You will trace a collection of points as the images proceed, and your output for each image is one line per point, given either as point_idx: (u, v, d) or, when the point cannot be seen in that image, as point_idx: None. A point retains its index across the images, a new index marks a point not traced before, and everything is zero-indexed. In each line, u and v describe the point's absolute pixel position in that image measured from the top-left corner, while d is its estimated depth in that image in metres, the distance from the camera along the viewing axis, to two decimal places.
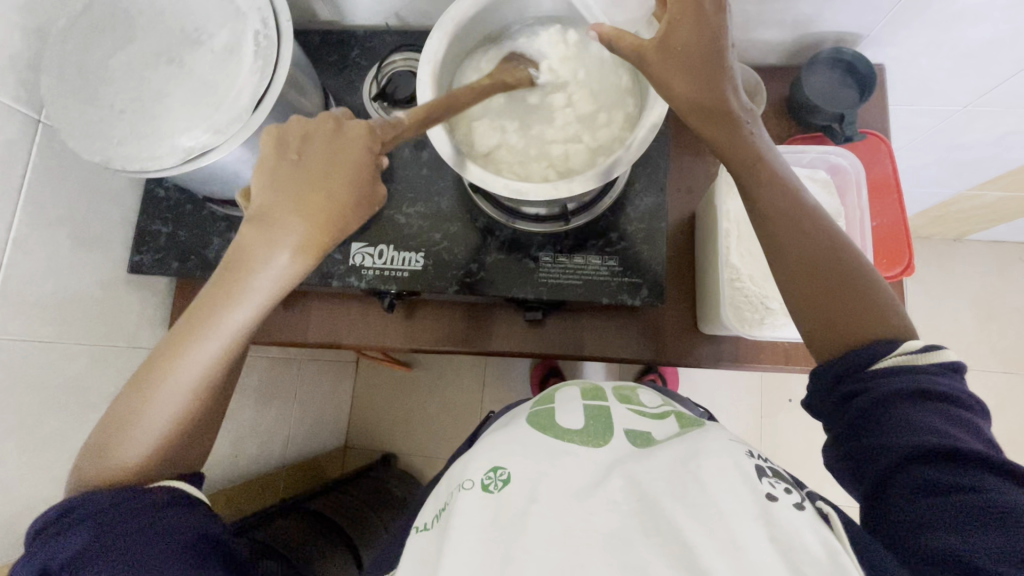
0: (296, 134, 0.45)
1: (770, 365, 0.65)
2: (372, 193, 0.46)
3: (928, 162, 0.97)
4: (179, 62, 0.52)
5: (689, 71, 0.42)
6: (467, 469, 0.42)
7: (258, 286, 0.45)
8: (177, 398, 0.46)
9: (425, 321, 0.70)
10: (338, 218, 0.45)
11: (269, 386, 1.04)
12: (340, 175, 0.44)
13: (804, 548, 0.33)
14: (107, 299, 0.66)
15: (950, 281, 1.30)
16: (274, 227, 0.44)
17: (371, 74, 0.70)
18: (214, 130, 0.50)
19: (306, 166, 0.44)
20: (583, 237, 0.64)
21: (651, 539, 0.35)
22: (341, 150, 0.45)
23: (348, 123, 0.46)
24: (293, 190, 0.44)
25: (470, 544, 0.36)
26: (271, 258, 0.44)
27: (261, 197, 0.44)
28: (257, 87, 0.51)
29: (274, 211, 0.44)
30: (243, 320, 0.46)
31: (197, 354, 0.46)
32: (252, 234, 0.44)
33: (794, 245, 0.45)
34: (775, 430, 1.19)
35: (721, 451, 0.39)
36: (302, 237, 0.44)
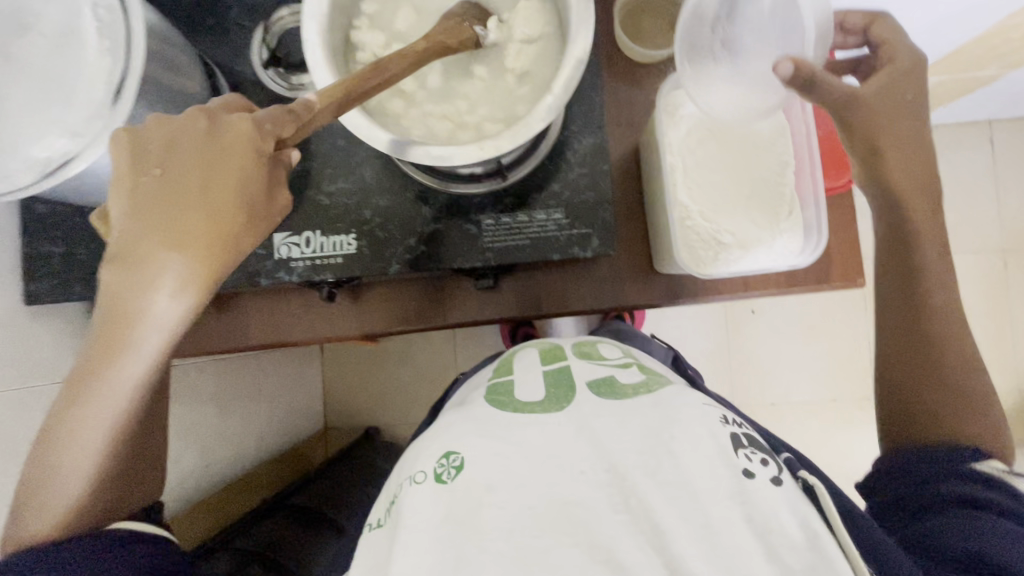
0: (158, 139, 0.39)
1: (729, 294, 0.64)
2: (268, 205, 0.41)
3: None
4: (5, 55, 0.42)
5: (894, 78, 0.50)
6: (417, 460, 0.40)
7: (145, 336, 0.40)
8: (87, 457, 0.41)
9: (372, 304, 0.66)
10: (230, 244, 0.39)
11: (230, 388, 1.00)
12: (223, 189, 0.38)
13: (782, 530, 0.33)
14: (8, 339, 0.59)
15: None
16: (145, 262, 0.37)
17: (258, 36, 0.61)
18: (71, 133, 0.43)
19: (173, 181, 0.38)
20: (525, 192, 0.59)
21: (620, 515, 0.35)
22: (219, 156, 0.38)
23: (227, 117, 0.39)
24: (163, 214, 0.37)
25: (421, 541, 0.34)
26: (150, 304, 0.38)
27: (124, 225, 0.37)
28: (111, 73, 0.43)
29: (141, 244, 0.37)
30: (136, 373, 0.41)
31: (94, 414, 0.41)
32: (118, 278, 0.37)
33: (926, 350, 0.52)
34: (742, 342, 1.23)
35: (696, 422, 0.38)
36: (182, 274, 0.38)
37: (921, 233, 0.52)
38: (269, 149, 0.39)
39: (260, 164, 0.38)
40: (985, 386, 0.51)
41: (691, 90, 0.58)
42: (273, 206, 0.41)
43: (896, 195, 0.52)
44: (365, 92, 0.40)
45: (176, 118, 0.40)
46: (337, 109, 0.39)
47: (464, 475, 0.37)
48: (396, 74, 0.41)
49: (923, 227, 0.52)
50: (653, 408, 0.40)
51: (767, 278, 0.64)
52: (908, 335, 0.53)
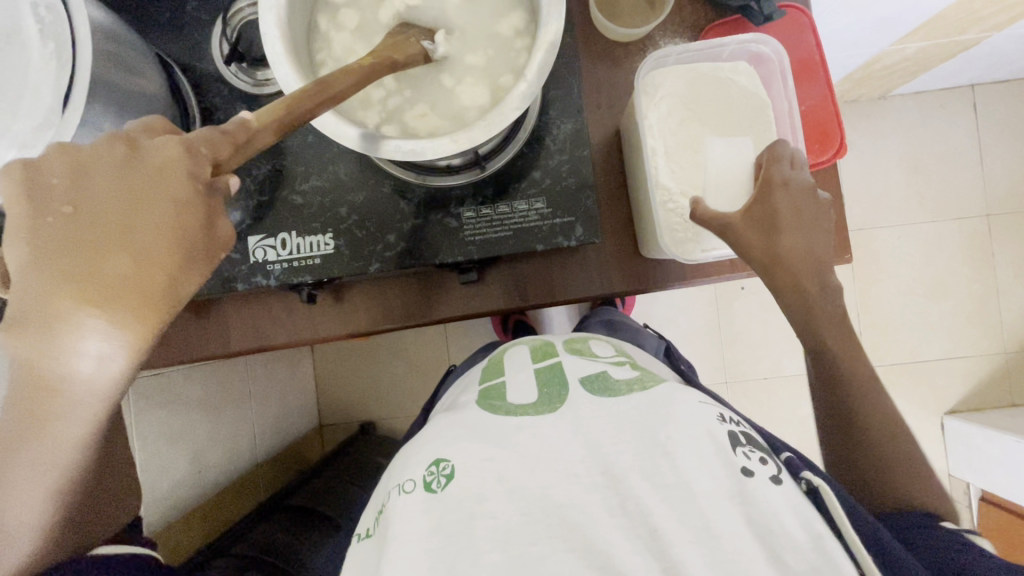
0: (64, 175, 0.33)
1: (717, 276, 0.63)
2: (209, 238, 0.34)
3: (851, 22, 0.92)
4: None
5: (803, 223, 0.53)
6: (406, 468, 0.39)
7: (70, 404, 0.34)
8: (26, 519, 0.38)
9: (355, 304, 0.64)
10: (161, 291, 0.32)
11: (218, 393, 0.98)
12: (147, 228, 0.32)
13: (785, 532, 0.33)
14: None
15: (879, 141, 1.31)
16: (55, 321, 0.31)
17: (218, 30, 0.58)
18: (19, 144, 0.40)
19: (84, 222, 0.32)
20: (504, 183, 0.58)
21: (616, 519, 0.34)
22: (140, 188, 0.32)
23: (149, 142, 0.34)
24: (76, 263, 0.31)
25: (412, 552, 0.33)
26: (71, 368, 0.32)
27: (25, 281, 0.31)
28: (58, 78, 0.41)
29: (47, 303, 0.31)
30: (71, 436, 0.35)
31: (28, 483, 0.36)
32: (26, 341, 0.31)
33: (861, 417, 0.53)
34: (732, 319, 1.23)
35: (692, 420, 0.38)
36: (106, 333, 0.32)
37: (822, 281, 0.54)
38: (206, 175, 0.34)
39: (190, 194, 0.33)
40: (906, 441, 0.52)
41: (671, 71, 0.56)
42: (215, 240, 0.35)
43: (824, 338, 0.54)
44: (307, 111, 0.35)
45: (87, 146, 0.34)
46: (278, 130, 0.34)
47: (455, 484, 0.35)
48: (342, 92, 0.37)
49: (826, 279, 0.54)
50: (647, 405, 0.40)
51: (755, 259, 0.63)
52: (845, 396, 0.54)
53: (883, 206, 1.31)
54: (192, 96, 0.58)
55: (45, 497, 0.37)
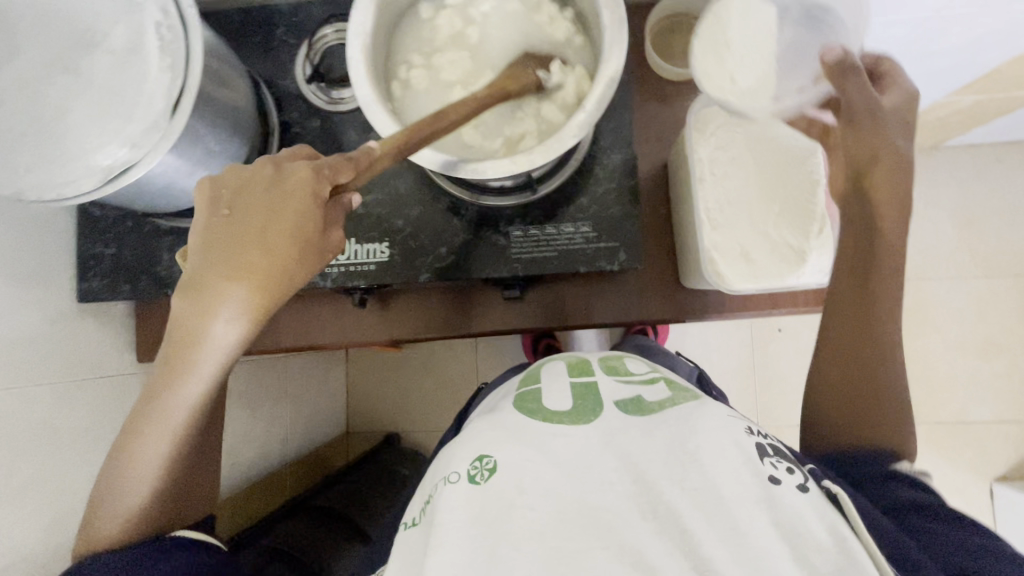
0: (230, 189, 0.43)
1: (756, 310, 0.63)
2: (323, 242, 0.44)
3: (904, 72, 0.93)
4: (77, 71, 0.46)
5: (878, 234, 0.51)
6: (451, 462, 0.41)
7: (204, 360, 0.45)
8: (150, 464, 0.46)
9: (400, 311, 0.67)
10: (283, 276, 0.43)
11: (258, 389, 1.02)
12: (278, 231, 0.42)
13: (809, 533, 0.34)
14: (61, 334, 0.62)
15: (929, 192, 1.29)
16: (206, 294, 0.43)
17: (303, 53, 0.64)
18: (132, 143, 0.45)
19: (239, 225, 0.43)
20: (553, 206, 0.60)
21: (648, 523, 0.35)
22: (277, 202, 0.42)
23: (290, 165, 0.43)
24: (229, 254, 0.43)
25: (457, 539, 0.35)
26: (212, 331, 0.44)
27: (195, 261, 0.43)
28: (170, 88, 0.46)
29: (205, 279, 0.43)
30: (197, 392, 0.46)
31: (158, 429, 0.46)
32: (184, 306, 0.44)
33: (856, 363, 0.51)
34: (767, 361, 1.21)
35: (720, 432, 0.39)
36: (240, 305, 0.43)
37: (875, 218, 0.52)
38: (326, 194, 0.42)
39: (312, 208, 0.42)
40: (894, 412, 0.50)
41: (721, 111, 0.58)
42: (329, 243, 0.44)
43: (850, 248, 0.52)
44: (426, 136, 0.41)
45: (247, 168, 0.44)
46: (394, 155, 0.40)
47: (498, 477, 0.37)
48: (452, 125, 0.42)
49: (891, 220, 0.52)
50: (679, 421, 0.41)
51: (795, 297, 0.64)
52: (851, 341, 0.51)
53: (932, 258, 1.28)
54: (274, 110, 0.63)
55: (168, 445, 0.47)
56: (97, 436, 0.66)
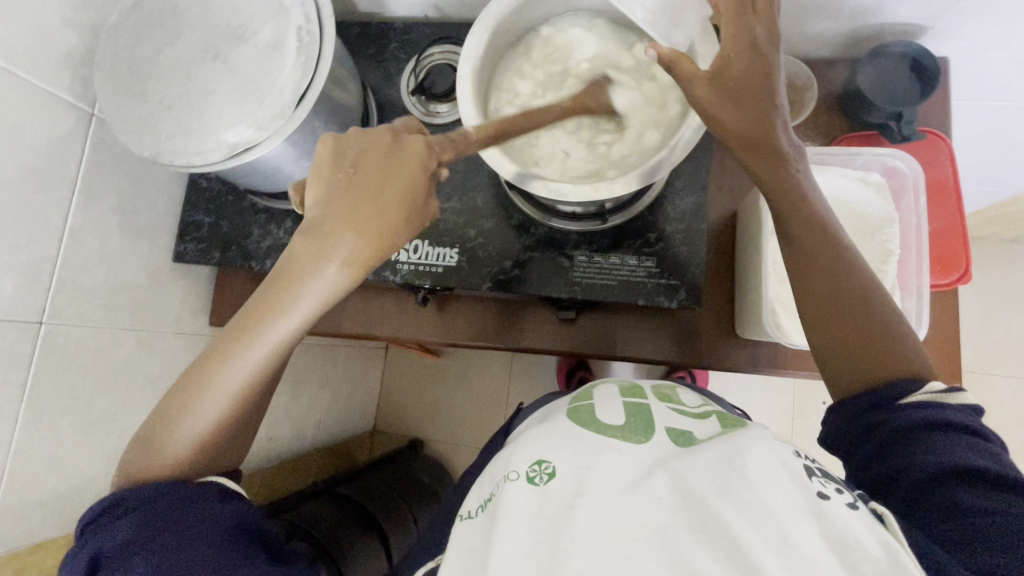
0: (354, 148, 0.43)
1: (810, 372, 0.63)
2: (422, 210, 0.43)
3: (991, 159, 0.91)
4: (224, 58, 0.52)
5: (839, 269, 0.46)
6: (511, 461, 0.43)
7: (302, 303, 0.43)
8: (223, 397, 0.45)
9: (457, 317, 0.70)
10: (390, 234, 0.42)
11: (304, 371, 1.07)
12: (398, 190, 0.42)
13: (860, 546, 0.31)
14: (154, 287, 0.68)
15: (1004, 286, 1.23)
16: (324, 232, 0.42)
17: (410, 68, 0.70)
18: (258, 126, 0.51)
19: (360, 176, 0.42)
20: (620, 237, 0.63)
21: (697, 535, 0.34)
22: (393, 165, 0.42)
23: (406, 136, 0.44)
24: (349, 201, 0.41)
25: (519, 532, 0.36)
26: (322, 269, 0.42)
27: (318, 205, 0.42)
28: (300, 83, 0.52)
29: (328, 220, 0.42)
30: (289, 329, 0.44)
31: (241, 359, 0.45)
32: (303, 246, 0.42)
33: (855, 350, 0.45)
34: (809, 433, 1.16)
35: (766, 449, 0.38)
36: (355, 252, 0.42)
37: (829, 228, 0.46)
38: (433, 167, 0.43)
39: (421, 177, 0.42)
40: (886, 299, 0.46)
41: None
42: (426, 212, 0.43)
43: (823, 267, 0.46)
44: (515, 129, 0.47)
45: (365, 134, 0.44)
46: (483, 140, 0.45)
47: (558, 482, 0.39)
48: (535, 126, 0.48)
49: (816, 238, 0.46)
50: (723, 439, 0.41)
51: None
52: (828, 265, 0.46)
53: (1001, 354, 1.21)
54: (375, 115, 0.69)
55: (244, 382, 0.45)
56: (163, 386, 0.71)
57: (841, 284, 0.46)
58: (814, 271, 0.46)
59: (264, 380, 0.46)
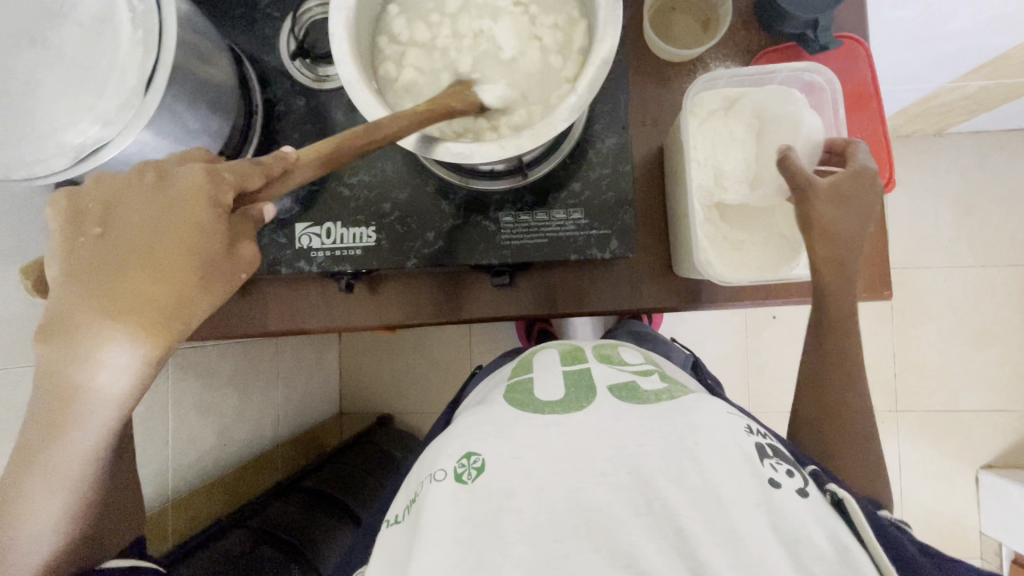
0: (100, 201, 0.38)
1: (750, 301, 0.63)
2: (226, 261, 0.37)
3: (911, 56, 0.90)
4: (44, 43, 0.44)
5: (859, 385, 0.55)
6: (437, 459, 0.41)
7: (90, 412, 0.38)
8: (50, 520, 0.41)
9: (389, 298, 0.66)
10: (176, 313, 0.36)
11: (248, 370, 1.01)
12: (171, 251, 0.35)
13: (810, 542, 0.35)
14: (41, 317, 0.61)
15: (930, 180, 1.27)
16: (78, 328, 0.35)
17: (287, 27, 0.62)
18: (104, 121, 0.44)
19: (113, 244, 0.36)
20: (545, 191, 0.59)
21: (642, 517, 0.37)
22: (162, 215, 0.36)
23: (176, 171, 0.37)
24: (99, 285, 0.35)
25: (441, 541, 0.35)
26: (94, 376, 0.37)
27: (66, 291, 0.36)
28: (143, 63, 0.44)
29: (76, 312, 0.35)
30: (88, 442, 0.40)
31: (52, 484, 0.40)
32: (55, 357, 0.36)
33: (835, 434, 0.54)
34: (759, 348, 1.21)
35: (722, 430, 0.39)
36: (127, 351, 0.36)
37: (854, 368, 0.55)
38: (223, 199, 0.36)
39: (207, 220, 0.36)
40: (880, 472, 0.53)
41: (720, 93, 0.56)
42: (231, 262, 0.38)
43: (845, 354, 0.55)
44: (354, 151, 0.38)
45: (124, 175, 0.39)
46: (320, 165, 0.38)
47: (486, 478, 0.38)
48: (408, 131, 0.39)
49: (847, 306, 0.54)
50: (674, 412, 0.42)
51: (791, 286, 0.63)
52: (839, 383, 0.55)
53: (929, 247, 1.27)
54: (257, 86, 0.61)
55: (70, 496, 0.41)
56: None
57: (851, 423, 0.54)
58: (836, 396, 0.55)
59: (87, 496, 0.43)
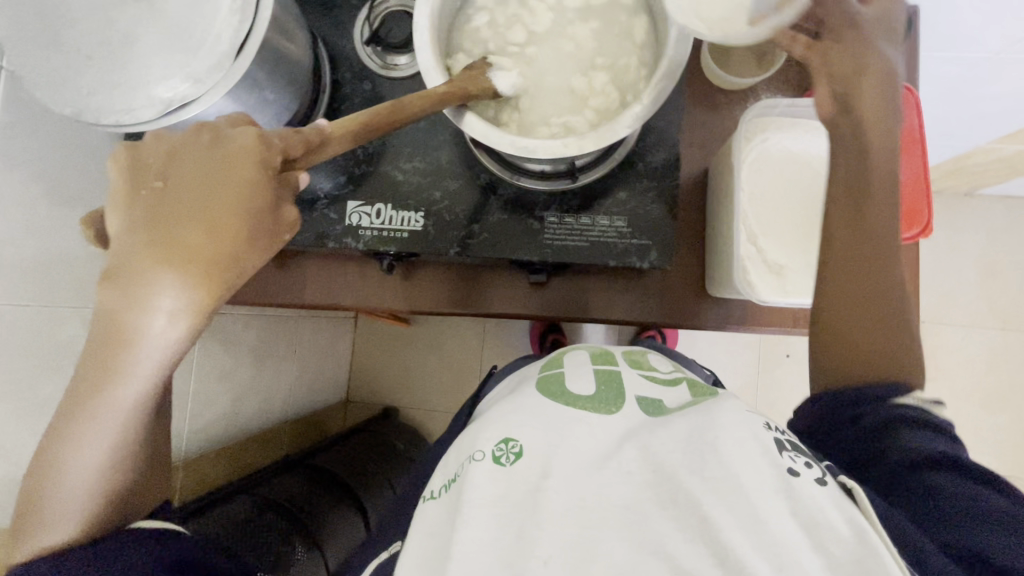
0: (160, 156, 0.38)
1: (777, 327, 0.64)
2: (274, 222, 0.38)
3: (953, 112, 0.92)
4: (149, 2, 0.47)
5: (856, 299, 0.46)
6: (476, 440, 0.44)
7: (138, 357, 0.39)
8: (89, 473, 0.42)
9: (426, 283, 0.68)
10: (227, 263, 0.37)
11: (268, 343, 1.03)
12: (225, 207, 0.36)
13: (829, 525, 0.35)
14: (92, 262, 0.63)
15: (956, 239, 1.28)
16: (126, 280, 0.36)
17: (363, 15, 0.65)
18: (193, 79, 0.46)
19: (171, 200, 0.36)
20: (591, 196, 0.61)
21: (667, 511, 0.37)
22: (216, 170, 0.36)
23: (230, 133, 0.38)
24: (158, 234, 0.36)
25: (483, 517, 0.39)
26: (142, 322, 0.37)
27: (120, 240, 0.36)
28: (238, 30, 0.47)
29: (129, 263, 0.36)
30: (134, 392, 0.40)
31: (97, 429, 0.41)
32: (111, 299, 0.37)
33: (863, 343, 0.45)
34: (770, 384, 1.21)
35: (740, 425, 0.40)
36: (178, 296, 0.36)
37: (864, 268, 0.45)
38: (274, 164, 0.37)
39: (262, 179, 0.36)
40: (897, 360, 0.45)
41: (775, 122, 0.58)
42: (278, 225, 0.38)
43: (865, 273, 0.45)
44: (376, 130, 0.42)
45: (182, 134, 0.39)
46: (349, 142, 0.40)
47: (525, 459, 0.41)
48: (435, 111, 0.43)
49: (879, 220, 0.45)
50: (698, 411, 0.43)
51: None
52: (853, 286, 0.45)
53: (950, 304, 1.27)
54: (328, 66, 0.64)
55: (110, 452, 0.42)
56: None
57: (861, 326, 0.45)
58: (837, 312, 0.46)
59: (130, 446, 0.43)
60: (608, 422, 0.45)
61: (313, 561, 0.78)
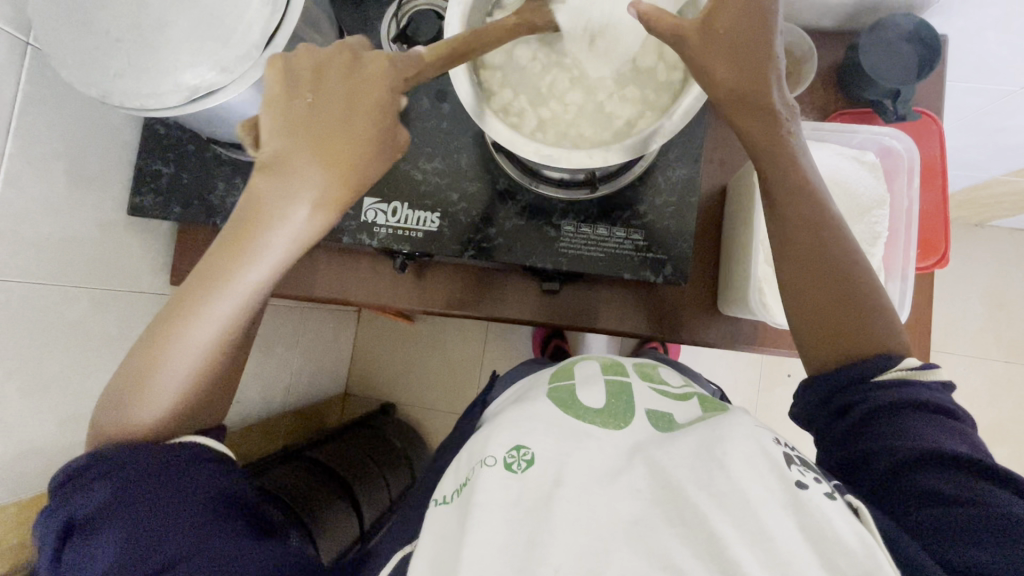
0: (309, 67, 0.41)
1: (787, 349, 0.64)
2: (394, 140, 0.43)
3: (971, 142, 0.92)
4: None
5: (815, 277, 0.46)
6: (488, 445, 0.44)
7: (274, 242, 0.42)
8: (190, 359, 0.44)
9: (437, 284, 0.68)
10: (359, 167, 0.42)
11: (272, 332, 1.03)
12: (363, 116, 0.41)
13: (837, 539, 0.35)
14: (106, 242, 0.63)
15: (966, 269, 1.28)
16: (293, 171, 0.40)
17: (390, 12, 0.64)
18: (221, 68, 0.46)
19: (320, 108, 0.41)
20: (609, 207, 0.60)
21: (676, 528, 0.37)
22: (358, 85, 0.41)
23: (365, 56, 0.42)
24: (308, 132, 0.40)
25: (494, 521, 0.38)
26: (288, 211, 0.41)
27: (275, 140, 0.40)
28: (269, 21, 0.46)
29: (290, 157, 0.40)
30: (256, 280, 0.44)
31: (210, 313, 0.44)
32: (268, 185, 0.41)
33: (824, 314, 0.46)
34: (772, 403, 1.20)
35: (747, 439, 0.40)
36: (320, 189, 0.41)
37: (828, 240, 0.46)
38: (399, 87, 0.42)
39: (388, 97, 0.41)
40: (887, 328, 0.46)
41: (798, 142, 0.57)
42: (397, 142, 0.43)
43: (820, 250, 0.46)
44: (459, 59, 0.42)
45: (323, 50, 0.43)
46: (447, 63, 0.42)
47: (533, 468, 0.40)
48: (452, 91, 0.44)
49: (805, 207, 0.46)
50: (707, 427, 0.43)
51: None
52: (798, 258, 0.47)
53: (955, 333, 1.27)
54: None
55: (215, 337, 0.45)
56: (123, 345, 0.67)
57: (823, 300, 0.46)
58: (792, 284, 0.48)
59: (230, 340, 0.46)
60: (616, 437, 0.45)
61: (307, 554, 0.77)
